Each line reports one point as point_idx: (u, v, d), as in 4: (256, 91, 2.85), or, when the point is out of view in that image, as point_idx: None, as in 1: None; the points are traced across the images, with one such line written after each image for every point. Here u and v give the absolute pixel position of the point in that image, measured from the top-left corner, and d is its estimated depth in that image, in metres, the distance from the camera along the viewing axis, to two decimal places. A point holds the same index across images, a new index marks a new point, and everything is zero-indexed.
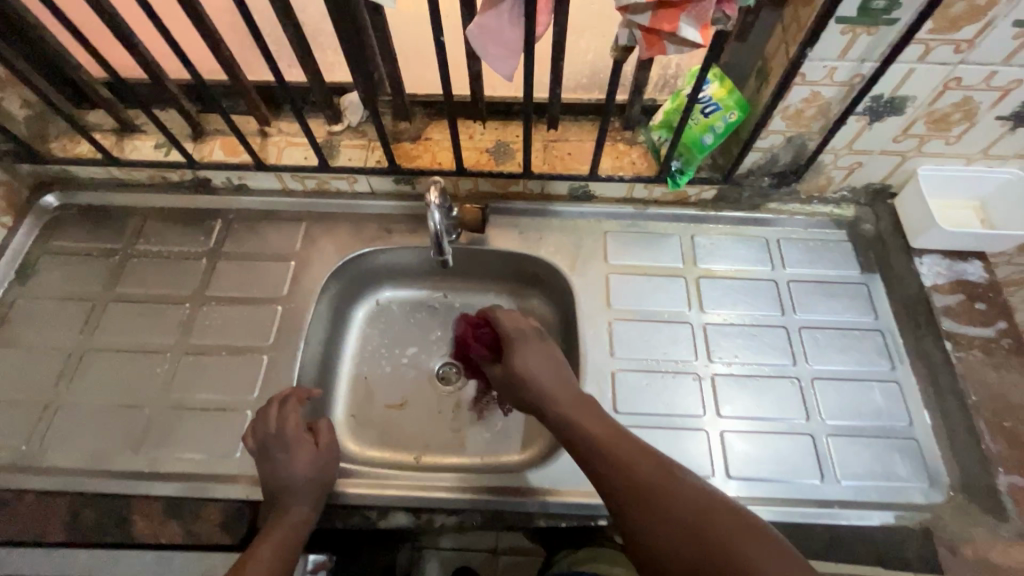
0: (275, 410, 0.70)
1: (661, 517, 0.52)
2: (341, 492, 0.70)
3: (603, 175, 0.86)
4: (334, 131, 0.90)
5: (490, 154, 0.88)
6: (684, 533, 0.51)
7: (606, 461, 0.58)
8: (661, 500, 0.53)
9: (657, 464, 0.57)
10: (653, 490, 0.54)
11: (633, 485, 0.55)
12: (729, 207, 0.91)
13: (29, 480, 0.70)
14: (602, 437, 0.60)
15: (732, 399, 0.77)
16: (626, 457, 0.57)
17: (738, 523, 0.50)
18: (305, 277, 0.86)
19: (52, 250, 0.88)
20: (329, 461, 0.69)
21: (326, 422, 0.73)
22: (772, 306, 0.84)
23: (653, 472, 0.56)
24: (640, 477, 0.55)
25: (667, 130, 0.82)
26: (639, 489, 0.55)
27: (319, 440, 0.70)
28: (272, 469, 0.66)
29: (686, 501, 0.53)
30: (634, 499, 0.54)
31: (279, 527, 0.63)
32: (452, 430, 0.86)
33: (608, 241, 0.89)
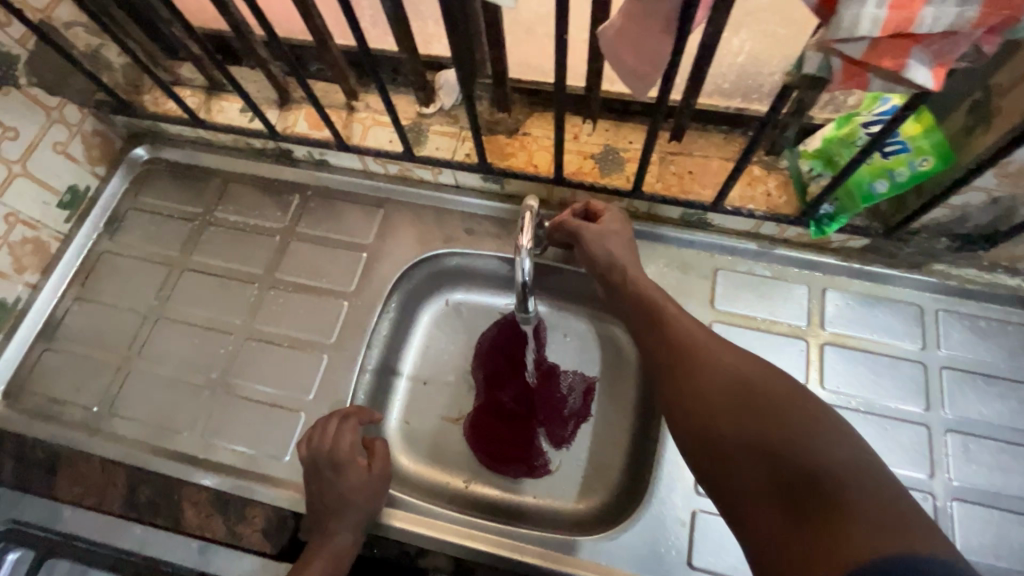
0: (332, 425, 0.66)
1: (750, 432, 0.46)
2: (385, 525, 0.66)
3: (727, 206, 0.72)
4: (425, 112, 0.80)
5: (595, 161, 0.75)
6: (771, 443, 0.44)
7: (695, 380, 0.52)
8: (752, 415, 0.47)
9: (757, 385, 0.49)
10: (744, 407, 0.48)
11: (722, 370, 0.51)
12: (879, 262, 0.74)
13: (99, 445, 0.72)
14: (709, 349, 0.54)
15: None
16: (726, 367, 0.52)
17: (842, 447, 0.43)
18: (375, 272, 0.80)
19: (138, 206, 0.88)
20: (378, 488, 0.65)
21: (383, 444, 0.68)
22: (913, 396, 0.69)
23: (753, 384, 0.49)
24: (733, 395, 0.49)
25: (823, 163, 0.66)
26: (739, 389, 0.49)
27: (373, 464, 0.66)
28: (321, 483, 0.64)
29: (778, 414, 0.46)
30: (719, 413, 0.49)
31: (323, 554, 0.61)
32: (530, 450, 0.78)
33: (717, 282, 0.76)
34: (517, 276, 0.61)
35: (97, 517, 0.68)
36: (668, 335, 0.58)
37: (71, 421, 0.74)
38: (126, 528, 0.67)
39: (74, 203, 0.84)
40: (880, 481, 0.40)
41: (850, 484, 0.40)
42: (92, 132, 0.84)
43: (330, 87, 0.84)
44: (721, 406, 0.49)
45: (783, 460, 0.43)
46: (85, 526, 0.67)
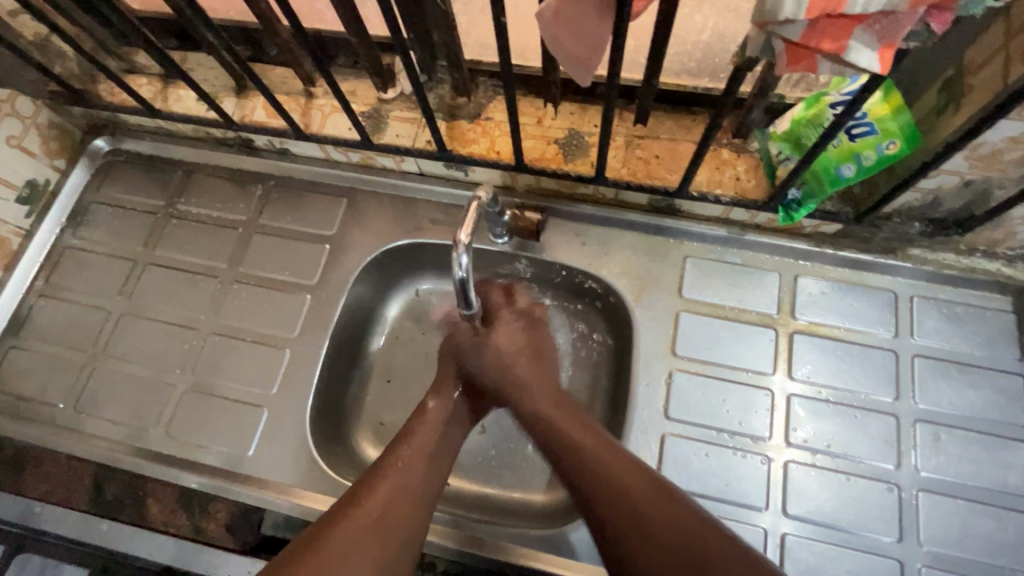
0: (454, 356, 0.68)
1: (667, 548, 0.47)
2: None
3: (694, 191, 0.69)
4: (385, 98, 0.78)
5: (559, 146, 0.73)
6: (648, 504, 0.50)
7: (592, 462, 0.54)
8: (616, 485, 0.52)
9: (655, 518, 0.49)
10: (612, 477, 0.53)
11: (627, 510, 0.50)
12: (854, 247, 0.71)
13: (65, 442, 0.72)
14: (602, 464, 0.54)
15: (806, 494, 0.64)
16: (639, 509, 0.50)
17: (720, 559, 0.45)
18: (339, 265, 0.79)
19: (102, 200, 0.86)
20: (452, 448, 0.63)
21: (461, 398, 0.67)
22: (883, 384, 0.67)
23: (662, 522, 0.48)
24: (596, 475, 0.53)
25: (792, 145, 0.63)
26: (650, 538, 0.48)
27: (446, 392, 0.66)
28: (433, 431, 0.62)
29: (635, 477, 0.52)
30: (642, 536, 0.48)
31: (386, 482, 0.55)
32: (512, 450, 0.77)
33: (685, 269, 0.74)
34: (454, 273, 0.55)
35: (62, 511, 0.69)
36: (547, 417, 0.61)
37: (38, 418, 0.74)
38: (93, 523, 0.68)
39: (34, 197, 0.82)
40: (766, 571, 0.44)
41: None
42: (48, 125, 0.82)
43: (288, 73, 0.81)
44: (603, 486, 0.52)
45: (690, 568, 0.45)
46: (54, 521, 0.68)
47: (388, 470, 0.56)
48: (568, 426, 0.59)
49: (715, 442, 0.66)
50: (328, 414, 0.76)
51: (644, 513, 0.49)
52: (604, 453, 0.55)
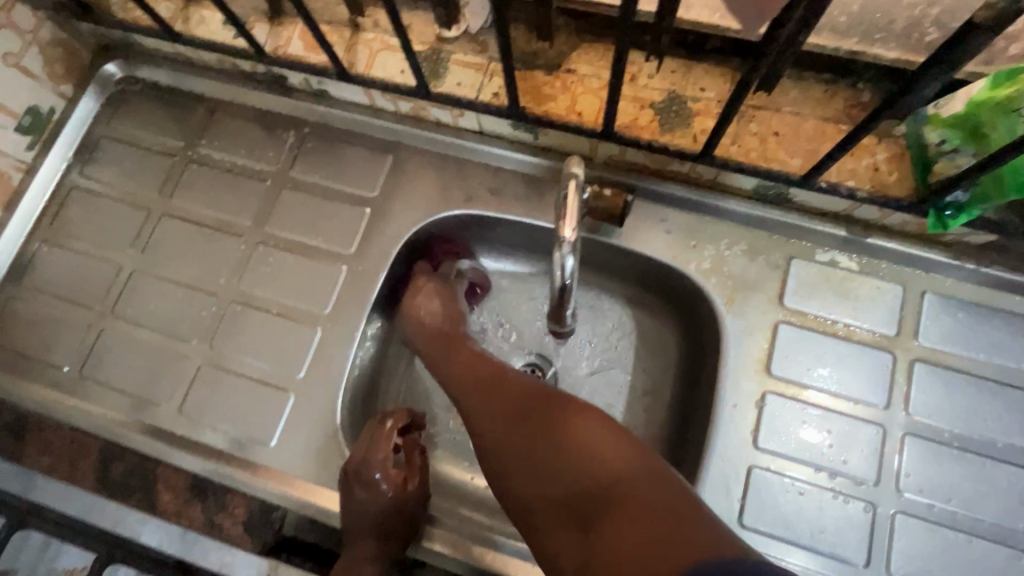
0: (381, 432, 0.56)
1: (554, 460, 0.43)
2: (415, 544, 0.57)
3: (821, 181, 0.56)
4: (446, 36, 0.65)
5: (655, 112, 0.60)
6: (526, 425, 0.47)
7: (471, 408, 0.53)
8: (524, 411, 0.49)
9: (541, 428, 0.46)
10: (517, 402, 0.50)
11: (514, 415, 0.49)
12: (1001, 264, 0.59)
13: (69, 411, 0.64)
14: (476, 401, 0.53)
15: (914, 553, 0.54)
16: (507, 416, 0.50)
17: (618, 466, 0.41)
18: (380, 233, 0.68)
19: (113, 135, 0.75)
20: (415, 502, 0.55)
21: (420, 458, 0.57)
22: (1017, 431, 0.57)
23: (553, 437, 0.45)
24: (506, 412, 0.50)
25: (964, 134, 0.50)
26: (536, 439, 0.46)
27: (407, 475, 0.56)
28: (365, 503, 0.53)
29: (535, 399, 0.49)
30: (523, 440, 0.46)
31: None
32: None
33: (790, 273, 0.62)
34: (555, 277, 0.48)
35: (65, 488, 0.62)
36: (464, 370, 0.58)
37: (40, 380, 0.66)
38: (99, 504, 0.61)
39: (35, 127, 0.72)
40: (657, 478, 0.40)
41: (644, 494, 0.39)
42: (53, 42, 0.70)
43: None
44: (493, 422, 0.50)
45: (584, 479, 0.42)
46: (55, 499, 0.61)
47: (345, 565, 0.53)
48: (479, 370, 0.56)
49: (813, 481, 0.57)
50: (360, 402, 0.67)
51: (543, 426, 0.46)
52: (466, 366, 0.58)
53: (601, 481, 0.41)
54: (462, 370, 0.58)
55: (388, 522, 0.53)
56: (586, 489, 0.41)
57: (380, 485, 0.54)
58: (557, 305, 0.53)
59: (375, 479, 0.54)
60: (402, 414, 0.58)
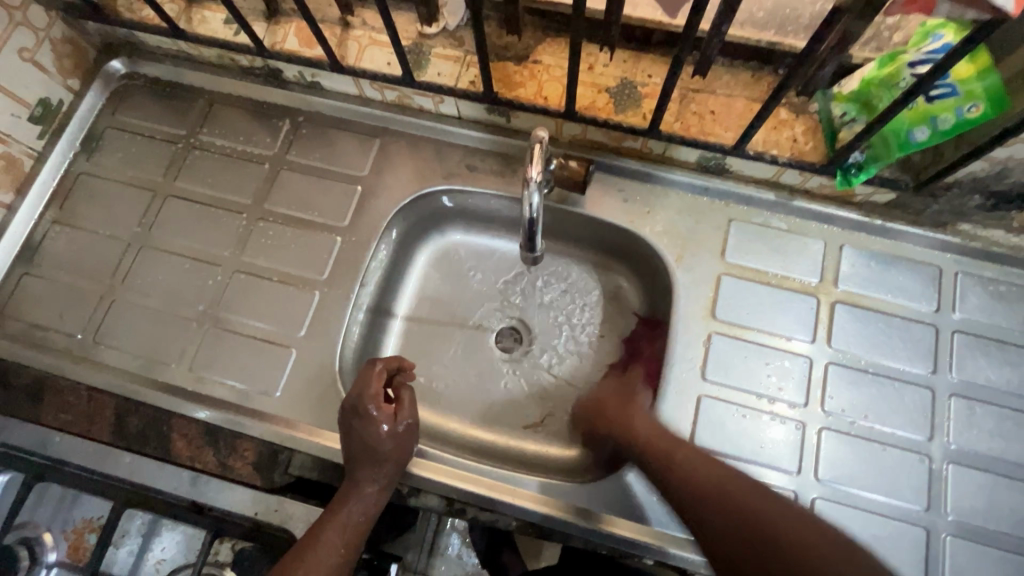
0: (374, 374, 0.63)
1: (739, 514, 0.54)
2: (410, 473, 0.65)
3: (749, 150, 0.66)
4: (426, 33, 0.73)
5: (610, 95, 0.69)
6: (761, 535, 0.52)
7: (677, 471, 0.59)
8: (734, 501, 0.55)
9: (742, 508, 0.55)
10: (712, 487, 0.57)
11: (704, 493, 0.57)
12: (902, 219, 0.70)
13: (84, 373, 0.70)
14: (676, 470, 0.59)
15: (838, 461, 0.64)
16: (711, 487, 0.57)
17: (783, 517, 0.53)
18: (371, 208, 0.76)
19: (119, 125, 0.82)
20: (406, 438, 0.62)
21: (410, 393, 0.64)
22: (920, 358, 0.67)
23: (743, 509, 0.55)
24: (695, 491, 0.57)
25: (858, 106, 0.61)
26: (727, 511, 0.55)
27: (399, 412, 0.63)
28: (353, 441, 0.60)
29: (738, 492, 0.56)
30: (712, 504, 0.56)
31: (333, 521, 0.57)
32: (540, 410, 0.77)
33: (729, 232, 0.72)
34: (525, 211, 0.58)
35: (82, 442, 0.67)
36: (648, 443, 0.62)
37: (55, 348, 0.72)
38: (114, 455, 0.66)
39: (47, 117, 0.77)
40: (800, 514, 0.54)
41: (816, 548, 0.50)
42: (63, 40, 0.77)
43: None
44: (701, 492, 0.57)
45: (761, 519, 0.53)
46: (73, 452, 0.67)
47: (336, 506, 0.58)
48: (677, 475, 0.59)
49: (754, 407, 0.66)
50: (355, 360, 0.74)
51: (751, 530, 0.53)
52: (640, 422, 0.64)
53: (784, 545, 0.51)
54: (650, 434, 0.62)
55: (382, 450, 0.59)
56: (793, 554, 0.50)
57: (376, 419, 0.60)
58: (528, 234, 0.63)
59: (370, 413, 0.60)
60: (394, 359, 0.65)
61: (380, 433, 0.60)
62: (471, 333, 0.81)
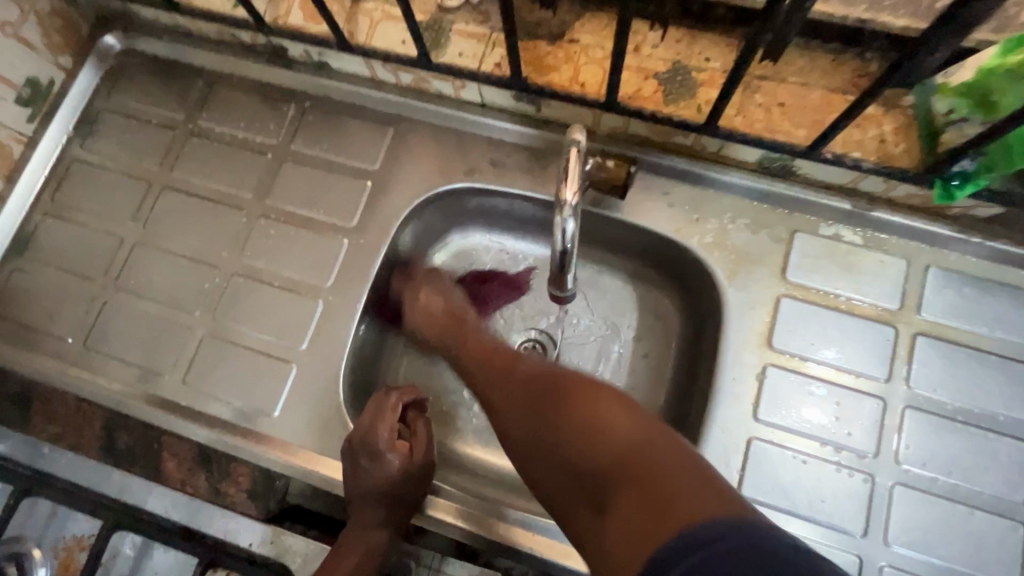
0: (386, 407, 0.55)
1: (583, 445, 0.46)
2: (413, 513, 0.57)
3: (825, 152, 0.55)
4: (447, 6, 0.64)
5: (659, 83, 0.59)
6: (580, 408, 0.48)
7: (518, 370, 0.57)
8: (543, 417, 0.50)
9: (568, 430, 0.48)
10: (517, 418, 0.53)
11: (533, 433, 0.51)
12: (1007, 237, 0.58)
13: (74, 382, 0.65)
14: (509, 442, 0.53)
15: (913, 524, 0.55)
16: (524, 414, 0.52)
17: (608, 418, 0.47)
18: (382, 207, 0.68)
19: (114, 108, 0.75)
20: (421, 478, 0.55)
21: (427, 428, 0.57)
22: (1020, 406, 0.56)
23: (568, 432, 0.48)
24: (535, 429, 0.51)
25: (972, 103, 0.49)
26: (562, 445, 0.48)
27: (414, 450, 0.55)
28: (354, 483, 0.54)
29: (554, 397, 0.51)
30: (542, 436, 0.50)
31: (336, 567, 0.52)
32: None
33: (793, 248, 0.62)
34: (556, 241, 0.50)
35: (70, 457, 0.62)
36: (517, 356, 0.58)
37: (45, 352, 0.67)
38: (102, 474, 0.61)
39: (36, 98, 0.71)
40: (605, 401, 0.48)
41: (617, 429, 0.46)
42: (50, 13, 0.70)
43: None
44: (514, 428, 0.53)
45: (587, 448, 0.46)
46: (61, 468, 0.62)
47: (341, 555, 0.53)
48: (517, 385, 0.55)
49: (817, 453, 0.57)
50: (361, 376, 0.68)
51: (556, 425, 0.49)
52: (483, 380, 0.59)
53: (625, 446, 0.44)
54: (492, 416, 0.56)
55: (394, 490, 0.53)
56: (618, 482, 0.43)
57: (388, 459, 0.53)
58: (559, 261, 0.53)
59: (382, 450, 0.53)
60: (410, 390, 0.57)
61: (392, 473, 0.53)
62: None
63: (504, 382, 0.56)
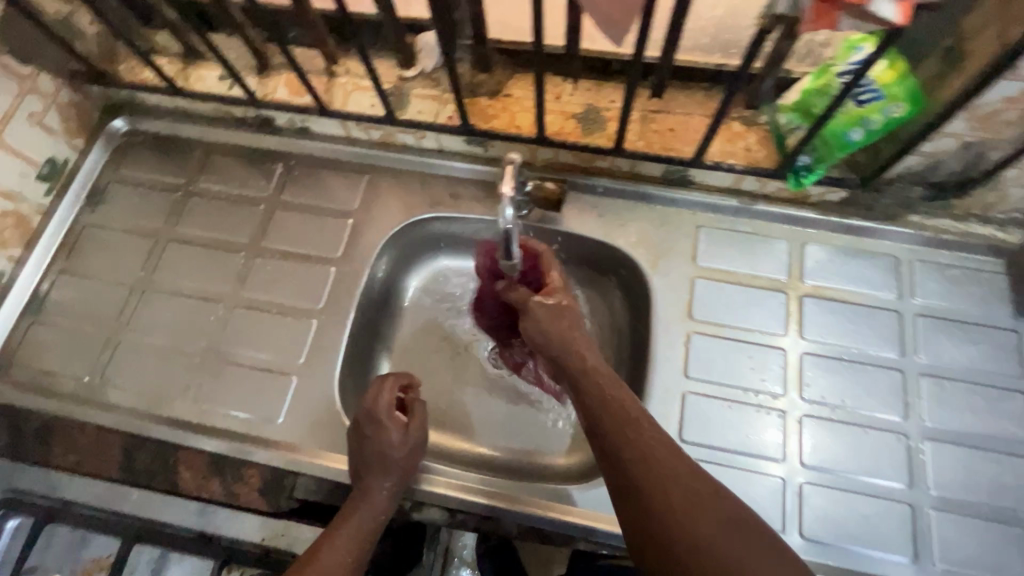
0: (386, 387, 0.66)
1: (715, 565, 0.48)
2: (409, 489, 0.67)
3: (708, 161, 0.72)
4: (406, 76, 0.80)
5: (577, 121, 0.75)
6: (698, 520, 0.50)
7: (627, 445, 0.55)
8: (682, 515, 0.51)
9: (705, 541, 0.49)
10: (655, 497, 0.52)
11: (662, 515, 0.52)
12: (856, 214, 0.75)
13: (92, 413, 0.72)
14: (637, 500, 0.53)
15: (820, 446, 0.67)
16: (668, 502, 0.52)
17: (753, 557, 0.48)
18: (362, 239, 0.81)
19: (121, 179, 0.87)
20: (417, 449, 0.64)
21: (423, 407, 0.67)
22: (889, 343, 0.71)
23: (708, 544, 0.49)
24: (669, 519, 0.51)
25: (800, 115, 0.66)
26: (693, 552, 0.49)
27: (411, 423, 0.65)
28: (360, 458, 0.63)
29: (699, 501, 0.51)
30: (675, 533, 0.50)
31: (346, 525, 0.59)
32: (536, 421, 0.79)
33: (699, 239, 0.77)
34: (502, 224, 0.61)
35: (90, 481, 0.69)
36: (620, 403, 0.58)
37: (63, 392, 0.74)
38: (122, 492, 0.68)
39: (54, 175, 0.83)
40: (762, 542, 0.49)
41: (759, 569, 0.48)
42: (69, 104, 0.83)
43: (310, 53, 0.83)
44: (647, 495, 0.53)
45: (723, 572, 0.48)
46: (82, 491, 0.68)
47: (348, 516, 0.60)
48: (665, 467, 0.53)
49: (739, 399, 0.69)
50: (353, 384, 0.77)
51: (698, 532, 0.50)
52: (623, 416, 0.57)
53: None
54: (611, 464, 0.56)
55: (393, 458, 0.62)
56: None
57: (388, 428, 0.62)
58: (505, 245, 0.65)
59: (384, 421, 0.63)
60: (404, 376, 0.68)
61: (393, 441, 0.62)
62: (463, 354, 0.83)
63: (643, 448, 0.55)
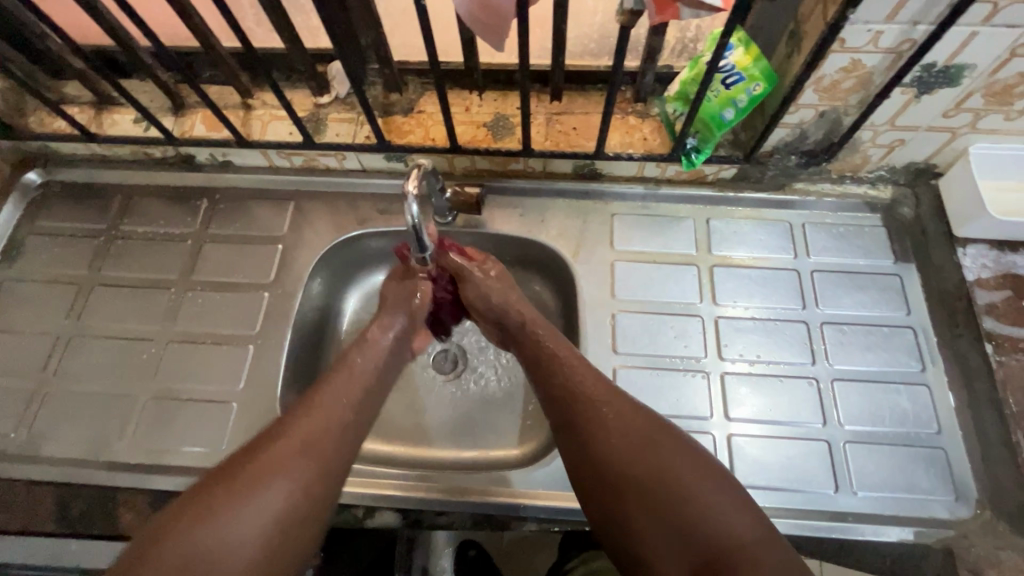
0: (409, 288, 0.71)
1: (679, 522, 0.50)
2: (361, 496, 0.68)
3: (610, 152, 0.78)
4: (321, 103, 0.83)
5: (487, 129, 0.80)
6: (661, 478, 0.52)
7: (598, 422, 0.57)
8: (648, 477, 0.53)
9: (671, 497, 0.51)
10: (618, 465, 0.54)
11: (630, 481, 0.53)
12: (750, 188, 0.83)
13: (21, 469, 0.69)
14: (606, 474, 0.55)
15: (744, 400, 0.72)
16: (633, 467, 0.53)
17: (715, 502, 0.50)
18: (294, 261, 0.82)
19: (39, 231, 0.85)
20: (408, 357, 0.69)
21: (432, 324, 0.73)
22: (793, 299, 0.78)
23: (675, 497, 0.51)
24: (636, 483, 0.53)
25: (682, 103, 0.73)
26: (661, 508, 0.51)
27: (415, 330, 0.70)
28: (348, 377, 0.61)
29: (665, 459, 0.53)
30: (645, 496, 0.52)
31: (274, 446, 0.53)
32: (484, 417, 0.81)
33: (615, 225, 0.82)
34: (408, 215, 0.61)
35: (23, 538, 0.66)
36: (590, 389, 0.59)
37: None
38: (59, 545, 0.65)
39: None
40: (728, 491, 0.51)
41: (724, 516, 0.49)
42: None
43: (225, 90, 0.85)
44: (612, 467, 0.54)
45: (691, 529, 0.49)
46: (14, 551, 0.65)
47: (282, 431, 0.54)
48: (628, 434, 0.56)
49: (666, 366, 0.74)
50: None
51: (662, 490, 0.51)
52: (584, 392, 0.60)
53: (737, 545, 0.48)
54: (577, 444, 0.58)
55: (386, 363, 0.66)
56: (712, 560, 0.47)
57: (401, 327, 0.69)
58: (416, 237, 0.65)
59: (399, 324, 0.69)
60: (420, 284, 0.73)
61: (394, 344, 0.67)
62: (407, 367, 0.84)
63: (607, 422, 0.57)
